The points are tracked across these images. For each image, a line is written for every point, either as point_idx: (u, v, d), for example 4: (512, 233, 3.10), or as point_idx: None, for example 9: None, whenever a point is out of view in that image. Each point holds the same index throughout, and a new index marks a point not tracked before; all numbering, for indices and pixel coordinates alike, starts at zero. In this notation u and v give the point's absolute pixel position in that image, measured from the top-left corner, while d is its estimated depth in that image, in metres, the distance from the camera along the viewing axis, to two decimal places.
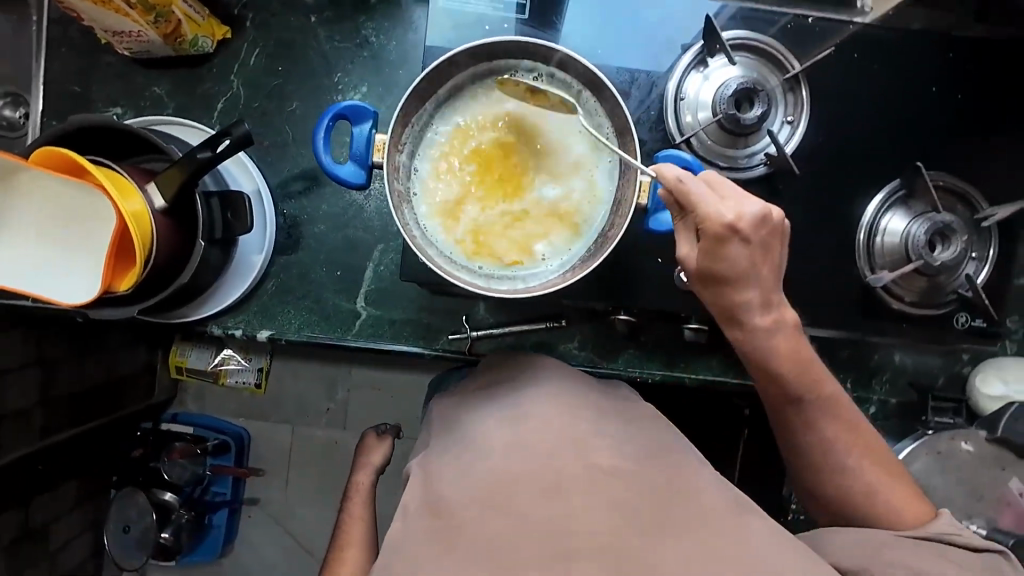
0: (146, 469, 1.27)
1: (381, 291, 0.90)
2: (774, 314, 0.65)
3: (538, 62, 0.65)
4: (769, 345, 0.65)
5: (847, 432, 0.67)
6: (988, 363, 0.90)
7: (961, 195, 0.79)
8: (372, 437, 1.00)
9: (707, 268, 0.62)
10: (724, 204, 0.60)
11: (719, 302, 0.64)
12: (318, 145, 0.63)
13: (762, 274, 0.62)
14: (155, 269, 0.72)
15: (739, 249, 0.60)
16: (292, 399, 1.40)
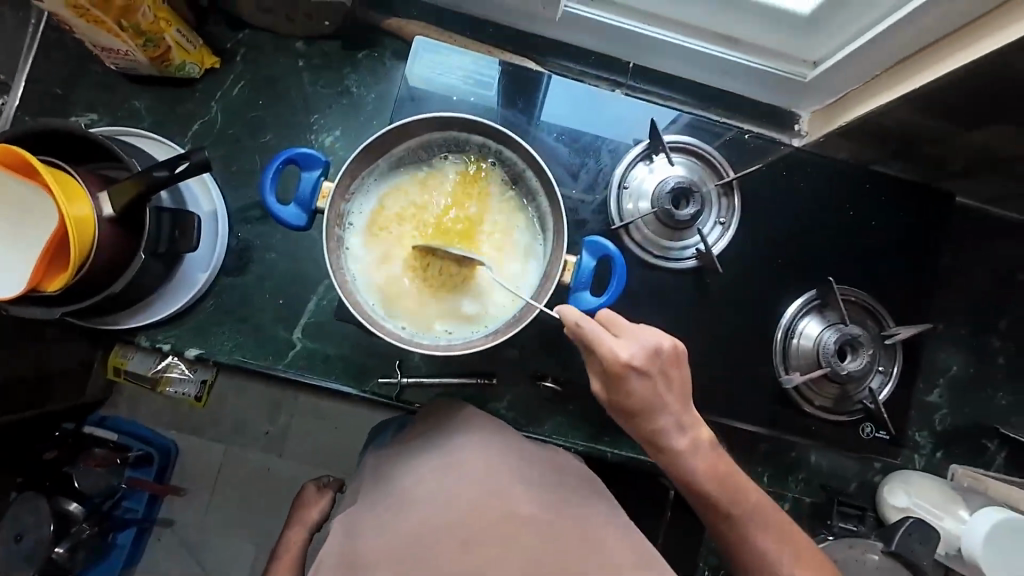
0: (55, 474, 1.14)
1: (320, 325, 0.91)
2: (690, 436, 0.66)
3: (489, 140, 0.71)
4: (681, 459, 0.66)
5: (753, 506, 0.67)
6: (896, 474, 0.94)
7: (870, 311, 0.86)
8: (313, 491, 1.05)
9: (618, 399, 0.64)
10: (619, 342, 0.62)
11: (639, 430, 0.66)
12: (265, 185, 0.66)
13: (668, 400, 0.64)
14: (90, 274, 0.72)
15: (637, 382, 0.63)
16: (229, 419, 1.30)
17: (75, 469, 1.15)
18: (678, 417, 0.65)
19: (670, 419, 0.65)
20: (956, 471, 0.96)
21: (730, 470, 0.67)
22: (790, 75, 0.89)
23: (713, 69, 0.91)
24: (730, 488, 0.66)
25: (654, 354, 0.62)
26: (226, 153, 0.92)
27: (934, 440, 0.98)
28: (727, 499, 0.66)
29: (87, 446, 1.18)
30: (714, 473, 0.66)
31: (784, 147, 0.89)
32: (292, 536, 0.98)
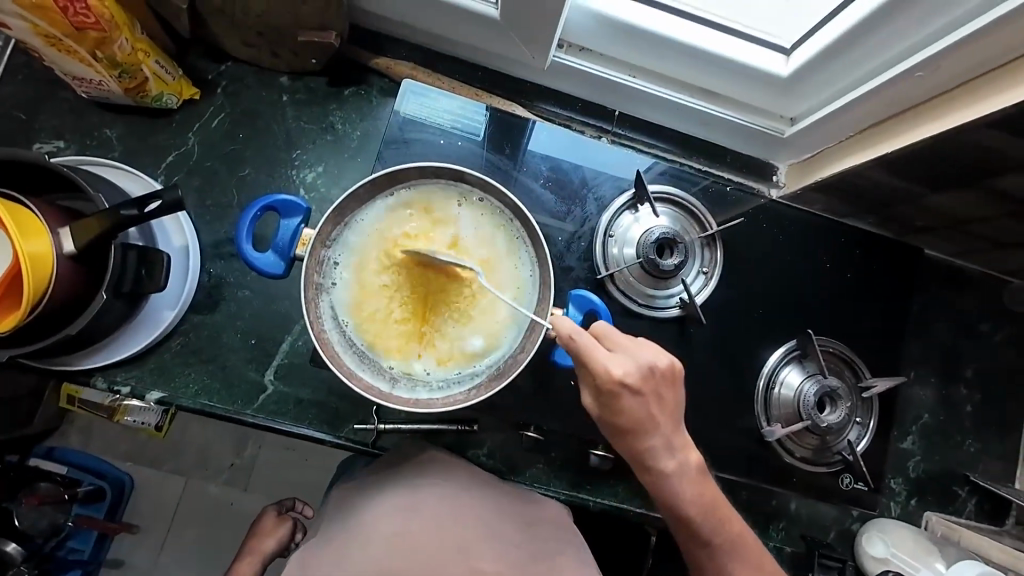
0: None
1: (294, 367, 0.87)
2: (679, 457, 0.67)
3: (476, 187, 0.70)
4: (662, 471, 0.67)
5: (708, 504, 0.68)
6: (872, 523, 0.94)
7: (846, 363, 0.88)
8: (269, 518, 1.05)
9: (607, 413, 0.65)
10: (611, 358, 0.63)
11: (628, 450, 0.67)
12: (243, 233, 0.66)
13: (659, 422, 0.65)
14: (42, 315, 0.67)
15: (629, 398, 0.63)
16: (193, 449, 1.38)
17: (15, 508, 1.18)
18: (664, 434, 0.66)
19: (660, 440, 0.66)
20: (930, 518, 0.97)
21: (696, 463, 0.68)
22: (768, 130, 0.92)
23: (695, 121, 0.94)
24: (694, 482, 0.67)
25: (646, 373, 0.63)
26: (201, 186, 0.89)
27: (909, 488, 0.99)
28: (688, 492, 0.67)
29: (31, 481, 1.19)
30: (685, 474, 0.67)
31: (762, 199, 0.92)
32: (244, 568, 0.98)
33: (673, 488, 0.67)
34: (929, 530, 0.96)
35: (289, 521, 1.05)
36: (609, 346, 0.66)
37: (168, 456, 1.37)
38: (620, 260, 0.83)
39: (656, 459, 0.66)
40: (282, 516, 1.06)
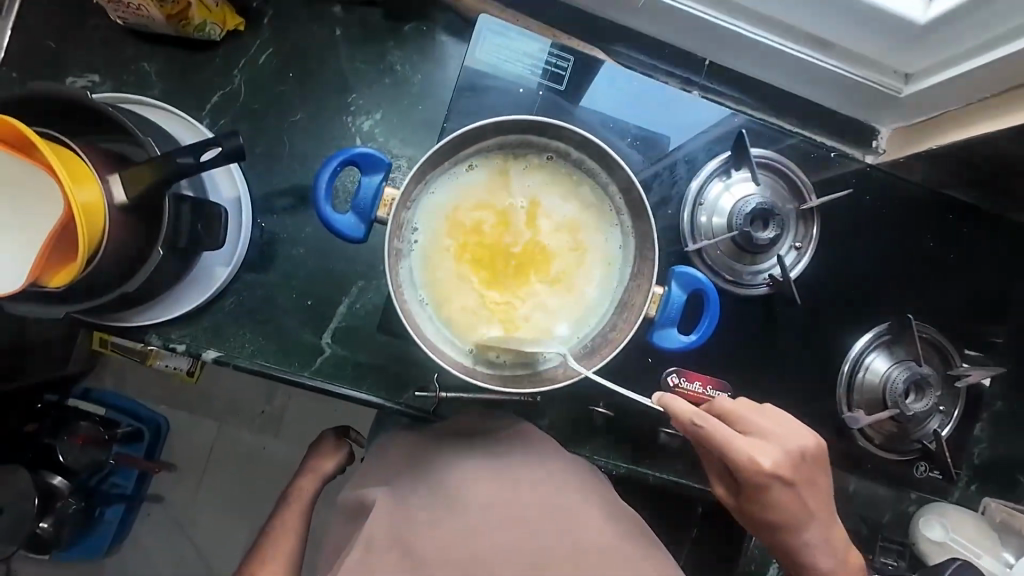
0: (36, 446, 1.15)
1: (352, 330, 0.83)
2: (835, 552, 0.70)
3: (571, 148, 0.65)
4: (813, 566, 0.70)
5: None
6: (931, 505, 0.87)
7: (938, 349, 0.83)
8: (330, 442, 1.00)
9: (752, 505, 0.68)
10: (761, 450, 0.66)
11: (774, 540, 0.71)
12: (323, 194, 0.65)
13: (806, 513, 0.68)
14: (98, 273, 0.62)
15: (778, 493, 0.66)
16: (223, 399, 1.34)
17: (58, 445, 1.15)
18: (812, 523, 0.69)
19: (812, 533, 0.69)
20: (988, 504, 0.89)
21: (841, 547, 0.71)
22: (883, 88, 0.80)
23: (794, 76, 0.84)
24: (845, 572, 0.70)
25: (790, 462, 0.66)
26: (251, 132, 0.82)
27: (967, 472, 0.89)
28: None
29: (73, 420, 1.18)
30: (837, 563, 0.70)
31: (853, 164, 0.84)
32: (303, 487, 0.95)
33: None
34: (986, 515, 0.88)
35: (347, 446, 1.00)
36: (746, 429, 0.68)
37: (200, 399, 1.34)
38: (709, 230, 0.79)
39: (806, 548, 0.70)
40: (341, 440, 1.00)
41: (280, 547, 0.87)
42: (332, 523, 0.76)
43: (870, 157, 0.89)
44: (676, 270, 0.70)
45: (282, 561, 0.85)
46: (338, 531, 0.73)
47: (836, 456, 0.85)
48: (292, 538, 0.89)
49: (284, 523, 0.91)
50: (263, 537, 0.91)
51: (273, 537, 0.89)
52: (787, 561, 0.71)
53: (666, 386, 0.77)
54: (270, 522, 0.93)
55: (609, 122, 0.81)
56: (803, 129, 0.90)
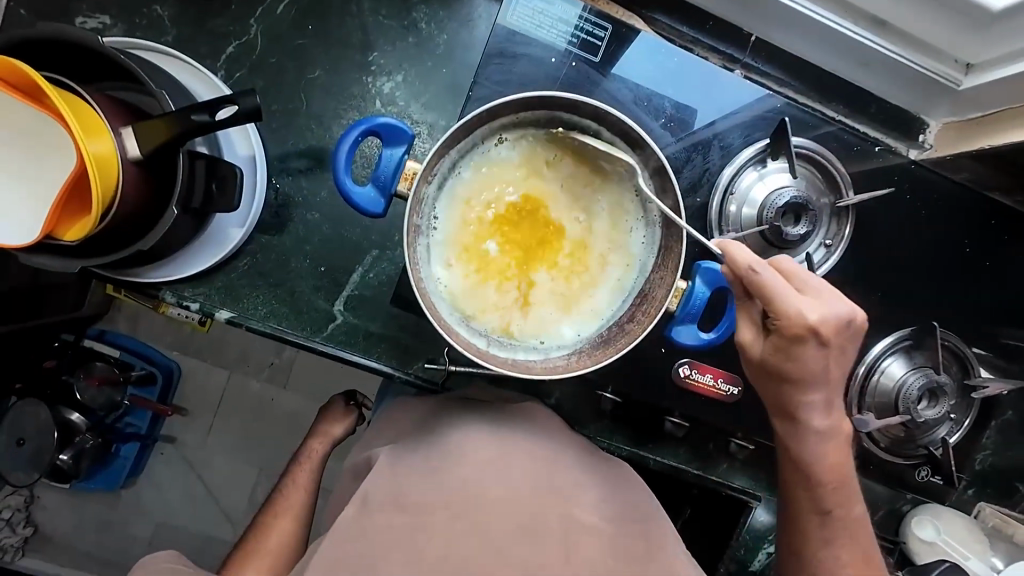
0: (56, 383, 1.23)
1: (364, 299, 0.82)
2: (832, 417, 0.69)
3: (602, 128, 0.62)
4: (807, 424, 0.69)
5: (840, 464, 0.70)
6: (925, 506, 0.88)
7: (958, 358, 0.81)
8: (339, 407, 1.02)
9: (773, 358, 0.65)
10: (806, 303, 0.62)
11: (779, 398, 0.68)
12: (342, 166, 0.62)
13: (826, 376, 0.66)
14: (111, 228, 0.61)
15: (812, 348, 0.62)
16: (234, 348, 1.37)
17: (76, 384, 1.23)
18: (826, 387, 0.66)
19: (819, 395, 0.67)
20: (982, 509, 0.89)
21: (839, 414, 0.70)
22: (942, 79, 0.75)
23: (845, 59, 0.78)
24: (831, 440, 0.70)
25: (839, 328, 0.62)
26: (267, 88, 0.79)
27: (968, 477, 0.89)
28: (824, 447, 0.69)
29: (88, 361, 1.24)
30: (830, 432, 0.69)
31: (896, 158, 0.80)
32: (313, 450, 0.97)
33: (815, 441, 0.69)
34: (978, 520, 0.89)
35: (356, 412, 1.02)
36: (797, 287, 0.64)
37: (211, 351, 1.37)
38: (736, 221, 0.76)
39: (807, 410, 0.68)
40: (349, 405, 1.02)
41: (291, 506, 0.91)
42: (338, 484, 0.78)
43: (915, 153, 0.83)
44: (700, 264, 0.68)
45: (292, 518, 0.89)
46: (344, 491, 0.75)
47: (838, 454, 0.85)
48: (301, 498, 0.92)
49: (294, 483, 0.94)
50: (273, 494, 0.94)
51: (284, 496, 0.92)
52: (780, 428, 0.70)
53: (678, 376, 0.81)
54: (280, 480, 0.96)
55: (639, 99, 0.77)
56: (849, 119, 0.84)
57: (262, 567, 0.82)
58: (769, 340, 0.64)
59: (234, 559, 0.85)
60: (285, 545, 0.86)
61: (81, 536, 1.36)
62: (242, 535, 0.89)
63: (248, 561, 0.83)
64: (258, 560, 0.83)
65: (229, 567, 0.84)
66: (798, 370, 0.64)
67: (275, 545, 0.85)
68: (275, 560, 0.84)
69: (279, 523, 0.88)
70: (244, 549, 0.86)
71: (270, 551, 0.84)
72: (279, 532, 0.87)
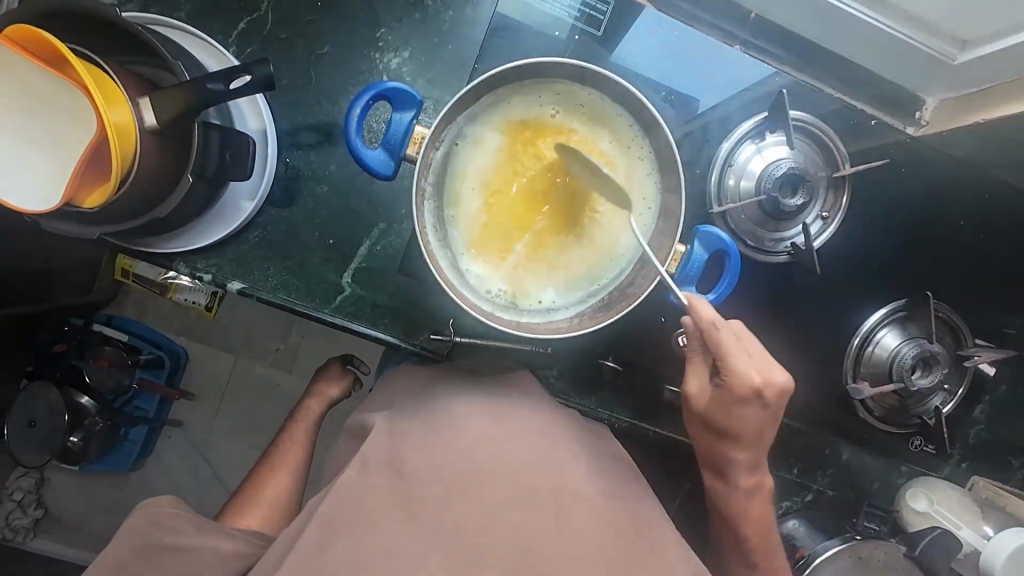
0: (66, 367, 1.24)
1: (372, 271, 0.84)
2: (755, 475, 0.77)
3: (604, 96, 0.64)
4: (731, 477, 0.77)
5: (760, 520, 0.78)
6: (921, 479, 0.90)
7: (951, 327, 0.83)
8: (336, 368, 1.06)
9: (716, 412, 0.72)
10: (751, 368, 0.68)
11: (712, 450, 0.77)
12: (353, 128, 0.64)
13: (755, 441, 0.74)
14: (130, 195, 0.63)
15: (747, 411, 0.71)
16: (239, 329, 1.40)
17: (85, 367, 1.23)
18: (754, 448, 0.75)
19: (744, 454, 0.75)
20: (976, 482, 0.90)
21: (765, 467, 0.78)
22: (935, 51, 0.76)
23: (839, 35, 0.79)
24: (747, 493, 0.78)
25: (764, 394, 0.69)
26: (277, 64, 0.82)
27: (961, 450, 0.90)
28: (744, 499, 0.78)
29: (97, 344, 1.25)
30: (751, 486, 0.78)
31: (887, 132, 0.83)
32: (310, 408, 1.01)
33: (732, 495, 0.78)
34: (972, 492, 0.90)
35: (352, 375, 1.06)
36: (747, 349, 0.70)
37: (214, 334, 1.39)
38: (736, 194, 0.79)
39: (732, 458, 0.76)
40: (345, 369, 1.06)
41: (287, 459, 0.95)
42: (343, 448, 0.81)
43: (912, 129, 0.84)
44: (698, 229, 0.72)
45: (289, 473, 0.93)
46: (348, 456, 0.77)
47: (828, 421, 0.87)
48: (298, 453, 0.96)
49: (291, 439, 0.98)
50: (272, 450, 0.97)
51: (281, 449, 0.97)
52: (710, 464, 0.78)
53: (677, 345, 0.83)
54: (278, 437, 1.00)
55: (637, 75, 0.81)
56: (850, 97, 0.84)
57: (261, 512, 0.85)
58: (717, 393, 0.71)
59: (231, 506, 0.87)
60: (282, 494, 0.89)
61: (90, 517, 1.38)
62: (238, 488, 0.92)
63: (248, 507, 0.86)
64: (256, 507, 0.86)
65: (226, 513, 0.86)
66: (736, 428, 0.72)
67: (273, 494, 0.89)
68: (273, 506, 0.87)
69: (277, 475, 0.92)
70: (241, 498, 0.88)
71: (268, 499, 0.87)
72: (277, 482, 0.90)
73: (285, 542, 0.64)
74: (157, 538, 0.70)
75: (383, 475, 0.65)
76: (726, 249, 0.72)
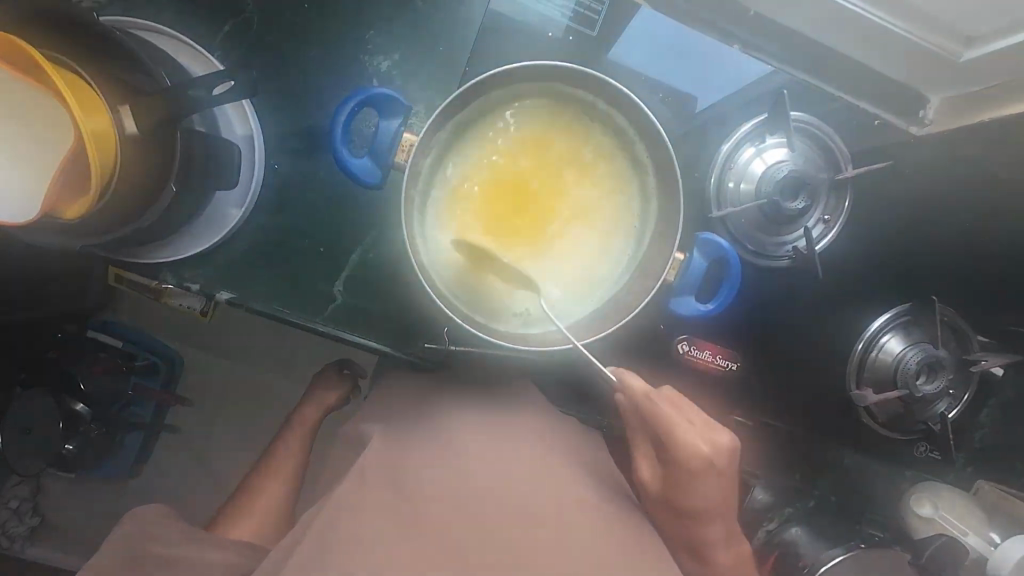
0: (60, 374, 1.18)
1: (364, 279, 0.82)
2: (733, 549, 0.74)
3: (597, 98, 0.61)
4: (711, 558, 0.73)
5: None
6: (925, 484, 0.86)
7: (958, 334, 0.82)
8: (333, 373, 1.04)
9: (674, 490, 0.71)
10: (696, 436, 0.69)
11: (686, 534, 0.73)
12: (337, 135, 0.69)
13: (719, 512, 0.72)
14: (112, 206, 0.61)
15: (697, 481, 0.69)
16: (236, 334, 1.34)
17: (80, 372, 1.19)
18: (719, 520, 0.72)
19: (717, 529, 0.72)
20: (981, 486, 0.85)
21: (738, 538, 0.75)
22: (937, 50, 0.74)
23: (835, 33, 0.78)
24: (736, 569, 0.74)
25: (710, 461, 0.69)
26: (265, 67, 0.81)
27: (965, 453, 0.87)
28: (734, 575, 0.73)
29: (91, 351, 1.20)
30: (735, 563, 0.74)
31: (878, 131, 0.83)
32: (307, 414, 1.00)
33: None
34: (976, 497, 0.85)
35: (349, 381, 1.05)
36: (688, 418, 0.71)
37: (211, 341, 1.34)
38: (736, 197, 0.77)
39: (705, 538, 0.72)
40: (342, 373, 1.05)
41: (283, 466, 0.93)
42: (335, 458, 0.79)
43: (914, 129, 0.82)
44: (700, 237, 0.75)
45: (284, 481, 0.90)
46: (339, 465, 0.76)
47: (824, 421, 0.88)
48: (293, 460, 0.94)
49: (287, 446, 0.96)
50: (266, 457, 0.95)
51: (277, 457, 0.95)
52: (688, 552, 0.74)
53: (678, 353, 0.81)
54: (273, 444, 0.98)
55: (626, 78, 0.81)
56: (850, 96, 0.83)
57: (253, 521, 0.82)
58: (667, 470, 0.71)
59: (225, 516, 0.85)
60: (276, 503, 0.87)
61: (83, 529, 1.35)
62: (232, 496, 0.90)
63: (240, 516, 0.83)
64: (250, 516, 0.83)
65: (218, 523, 0.84)
66: (694, 502, 0.70)
67: (266, 503, 0.86)
68: (267, 514, 0.84)
69: (271, 483, 0.89)
70: (234, 508, 0.86)
71: (262, 508, 0.85)
72: (272, 491, 0.88)
73: (278, 553, 0.63)
74: (142, 550, 0.68)
75: (378, 483, 0.63)
76: (725, 257, 0.75)
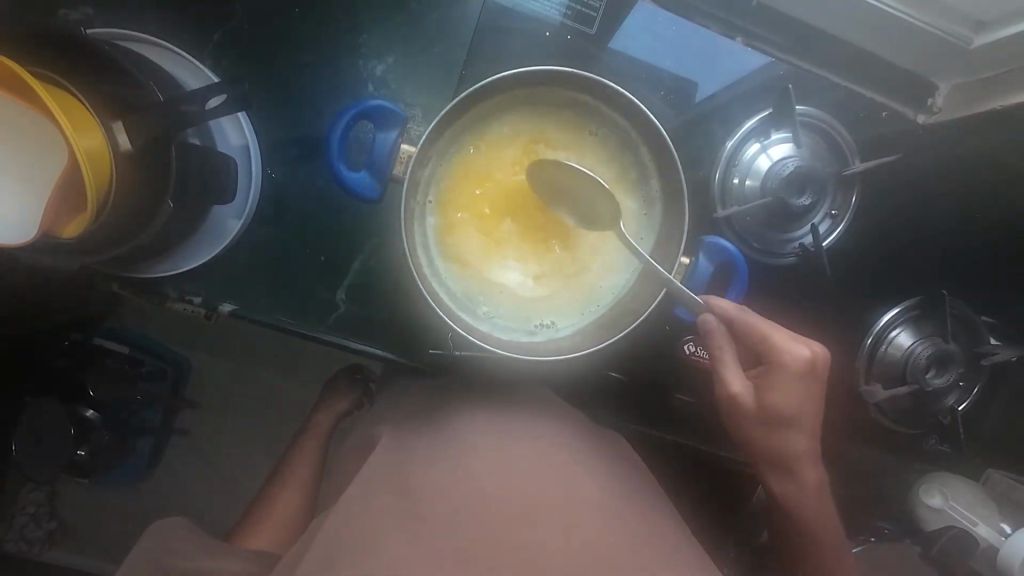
0: (67, 381, 1.16)
1: (367, 287, 0.81)
2: (818, 466, 0.72)
3: (600, 102, 0.60)
4: (798, 474, 0.71)
5: (827, 511, 0.73)
6: (935, 474, 0.85)
7: (967, 326, 0.79)
8: (344, 381, 1.05)
9: (768, 408, 0.67)
10: (795, 344, 0.66)
11: (773, 448, 0.69)
12: (335, 152, 0.68)
13: (809, 422, 0.69)
14: (110, 224, 0.60)
15: (792, 386, 0.66)
16: (239, 337, 1.30)
17: (90, 379, 1.16)
18: (807, 433, 0.69)
19: (804, 441, 0.70)
20: (990, 475, 0.85)
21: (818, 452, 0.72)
22: (947, 37, 0.73)
23: (844, 19, 0.75)
24: (817, 490, 0.72)
25: (809, 366, 0.66)
26: (258, 76, 0.80)
27: (976, 445, 0.85)
28: (816, 497, 0.72)
29: (98, 357, 1.17)
30: (819, 480, 0.72)
31: (884, 121, 0.82)
32: (320, 423, 1.01)
33: (801, 487, 0.71)
34: (986, 486, 0.85)
35: (360, 385, 1.05)
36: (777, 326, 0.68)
37: (220, 342, 1.29)
38: (740, 195, 0.76)
39: (789, 448, 0.69)
40: (354, 379, 1.06)
41: (298, 474, 0.93)
42: (345, 464, 0.79)
43: (920, 117, 0.83)
44: (706, 239, 0.75)
45: (300, 488, 0.90)
46: (348, 469, 0.76)
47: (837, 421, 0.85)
48: (309, 467, 0.94)
49: (302, 454, 0.97)
50: (281, 469, 0.95)
51: (293, 462, 0.96)
52: (768, 461, 0.71)
53: (685, 354, 0.80)
54: (288, 453, 0.99)
55: (625, 71, 0.79)
56: (852, 83, 0.81)
57: (272, 531, 0.83)
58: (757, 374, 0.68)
59: (243, 526, 0.86)
60: (295, 513, 0.86)
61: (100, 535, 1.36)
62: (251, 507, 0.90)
63: (260, 524, 0.85)
64: (268, 526, 0.84)
65: (240, 532, 0.85)
66: (790, 413, 0.67)
67: (284, 509, 0.87)
68: (283, 524, 0.85)
69: (287, 491, 0.90)
70: (254, 519, 0.87)
71: (279, 516, 0.85)
72: (287, 500, 0.88)
73: (290, 561, 0.64)
74: (165, 560, 0.69)
75: (386, 491, 0.63)
76: (731, 261, 0.75)
